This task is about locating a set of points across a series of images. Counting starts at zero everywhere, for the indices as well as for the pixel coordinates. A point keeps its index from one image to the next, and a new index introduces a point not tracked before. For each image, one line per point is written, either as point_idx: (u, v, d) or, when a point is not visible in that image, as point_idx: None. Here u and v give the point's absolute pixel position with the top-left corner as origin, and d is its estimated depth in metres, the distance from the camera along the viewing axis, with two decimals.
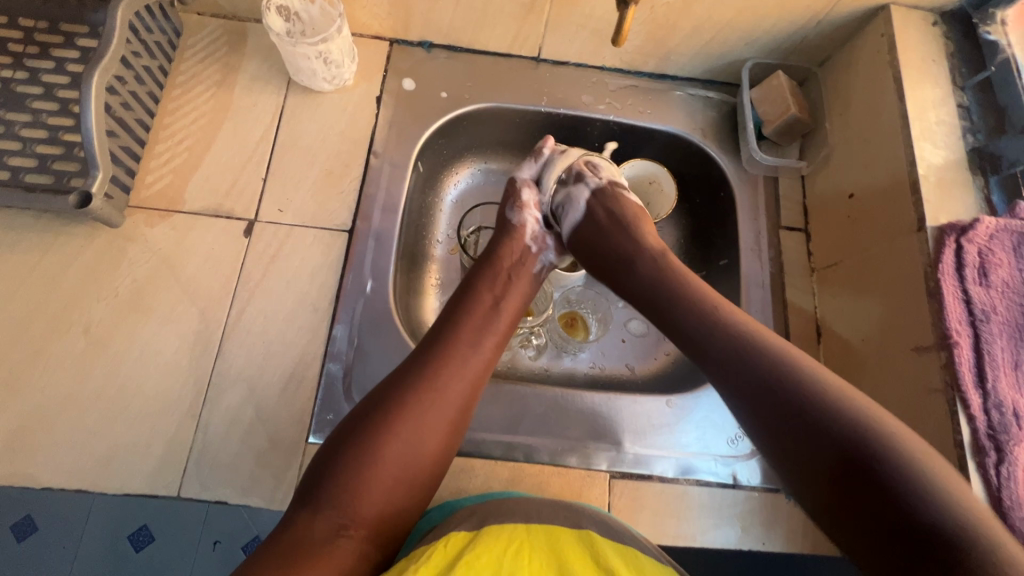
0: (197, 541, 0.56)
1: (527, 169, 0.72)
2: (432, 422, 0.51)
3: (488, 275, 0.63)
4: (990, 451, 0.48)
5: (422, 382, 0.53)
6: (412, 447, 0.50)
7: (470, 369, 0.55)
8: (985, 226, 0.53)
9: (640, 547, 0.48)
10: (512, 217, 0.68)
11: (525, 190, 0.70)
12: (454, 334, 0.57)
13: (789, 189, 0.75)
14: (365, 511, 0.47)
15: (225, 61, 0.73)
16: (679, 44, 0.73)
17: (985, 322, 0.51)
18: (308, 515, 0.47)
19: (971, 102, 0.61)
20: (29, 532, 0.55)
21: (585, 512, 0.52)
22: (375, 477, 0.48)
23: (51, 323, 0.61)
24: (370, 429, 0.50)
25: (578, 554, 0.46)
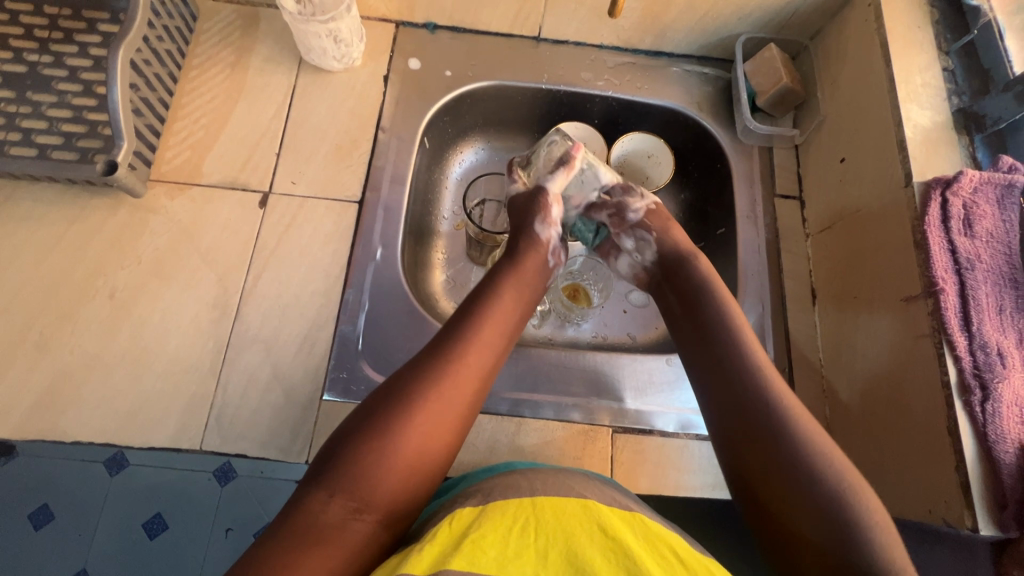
0: (210, 528, 0.58)
1: (558, 180, 0.67)
2: (447, 410, 0.50)
3: (510, 267, 0.61)
4: (976, 390, 0.49)
5: (439, 369, 0.51)
6: (428, 434, 0.48)
7: (485, 358, 0.54)
8: (969, 178, 0.55)
9: (643, 511, 0.48)
10: (538, 231, 0.64)
11: (554, 205, 0.66)
12: (468, 323, 0.55)
13: (783, 159, 0.78)
14: (379, 494, 0.45)
15: (239, 43, 0.77)
16: (674, 19, 0.76)
17: (969, 270, 0.53)
18: (321, 499, 0.44)
19: (956, 65, 0.63)
20: (46, 520, 0.57)
21: (587, 483, 0.50)
22: (392, 462, 0.46)
23: (78, 289, 0.64)
24: (386, 413, 0.48)
25: (584, 525, 0.44)
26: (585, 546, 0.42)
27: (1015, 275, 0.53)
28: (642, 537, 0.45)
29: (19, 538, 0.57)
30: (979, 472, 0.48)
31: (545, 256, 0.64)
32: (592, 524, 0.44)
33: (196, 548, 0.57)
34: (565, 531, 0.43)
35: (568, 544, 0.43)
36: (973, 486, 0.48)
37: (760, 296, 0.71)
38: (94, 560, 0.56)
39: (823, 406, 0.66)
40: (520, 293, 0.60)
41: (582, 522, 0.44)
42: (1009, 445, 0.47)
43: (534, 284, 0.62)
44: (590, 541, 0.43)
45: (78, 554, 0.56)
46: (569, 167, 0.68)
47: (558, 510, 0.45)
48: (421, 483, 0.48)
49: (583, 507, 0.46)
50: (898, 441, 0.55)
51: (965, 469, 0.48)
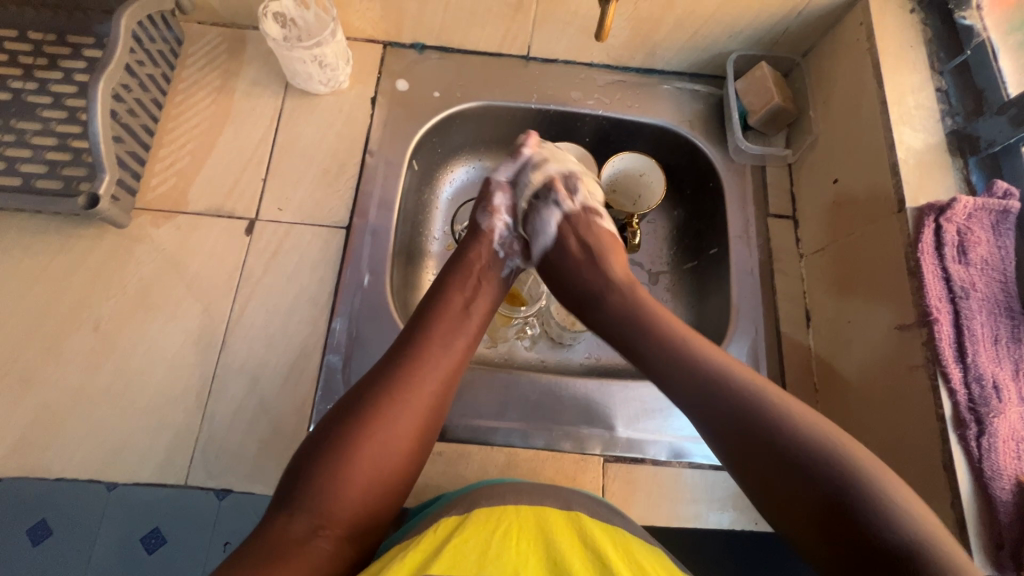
0: (208, 541, 0.57)
1: (503, 171, 0.70)
2: (406, 420, 0.51)
3: (458, 272, 0.63)
4: (971, 424, 0.48)
5: (394, 381, 0.52)
6: (388, 446, 0.50)
7: (444, 365, 0.55)
8: (962, 205, 0.53)
9: (627, 528, 0.51)
10: (481, 221, 0.67)
11: (498, 194, 0.69)
12: (426, 333, 0.57)
13: (775, 178, 0.77)
14: (340, 508, 0.47)
15: (225, 67, 0.76)
16: (664, 38, 0.75)
17: (964, 299, 0.52)
18: (283, 518, 0.46)
19: (950, 85, 0.62)
20: (44, 535, 0.56)
21: (573, 496, 0.54)
22: (353, 476, 0.48)
23: (63, 321, 0.64)
24: (344, 430, 0.50)
25: (567, 531, 0.48)
26: (566, 550, 0.46)
27: (1011, 304, 0.52)
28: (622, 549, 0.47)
29: (18, 554, 0.56)
30: (975, 509, 0.47)
31: (491, 245, 0.66)
32: (575, 531, 0.48)
33: (193, 565, 0.57)
34: (546, 534, 0.47)
35: (547, 544, 0.46)
36: (970, 525, 0.47)
37: (753, 319, 0.70)
38: None
39: None
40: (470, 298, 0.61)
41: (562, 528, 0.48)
42: (1006, 482, 0.46)
43: (486, 286, 0.63)
44: (572, 545, 0.47)
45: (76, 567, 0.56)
46: (517, 157, 0.70)
47: (542, 520, 0.48)
48: (383, 495, 0.49)
49: (567, 514, 0.50)
50: (894, 473, 0.54)
51: (960, 506, 0.47)
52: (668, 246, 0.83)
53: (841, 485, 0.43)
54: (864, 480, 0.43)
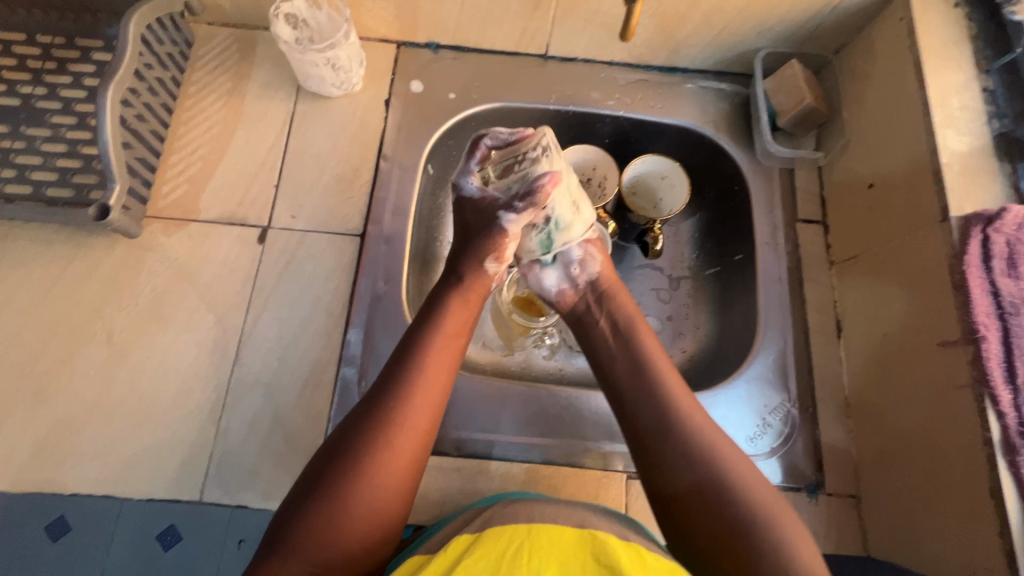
0: (223, 541, 0.57)
1: (523, 216, 0.54)
2: (394, 463, 0.48)
3: (454, 298, 0.56)
4: (1022, 449, 0.46)
5: (382, 420, 0.49)
6: (380, 489, 0.48)
7: (432, 395, 0.52)
8: (1014, 215, 0.50)
9: (648, 547, 0.48)
10: (486, 269, 0.57)
11: (513, 246, 0.56)
12: (416, 362, 0.52)
13: (805, 181, 0.74)
14: (336, 553, 0.46)
15: (236, 69, 0.74)
16: (689, 35, 0.72)
17: (1014, 316, 0.49)
18: (278, 565, 0.44)
19: (997, 85, 0.59)
20: (62, 532, 0.57)
21: (586, 512, 0.51)
22: (346, 520, 0.46)
23: (75, 332, 0.63)
24: (335, 470, 0.47)
25: (580, 551, 0.45)
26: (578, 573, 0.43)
27: None
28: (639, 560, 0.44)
29: (35, 550, 0.56)
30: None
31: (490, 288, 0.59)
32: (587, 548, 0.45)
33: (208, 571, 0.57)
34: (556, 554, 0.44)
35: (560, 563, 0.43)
36: (1020, 555, 0.44)
37: (781, 330, 0.67)
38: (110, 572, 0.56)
39: (850, 448, 0.63)
40: (460, 323, 0.56)
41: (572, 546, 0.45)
42: None
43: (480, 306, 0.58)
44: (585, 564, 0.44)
45: (93, 562, 0.56)
46: (537, 201, 0.54)
47: (553, 538, 0.45)
48: (378, 538, 0.48)
49: (581, 534, 0.47)
50: (935, 497, 0.52)
51: (1010, 536, 0.45)
52: (691, 250, 0.81)
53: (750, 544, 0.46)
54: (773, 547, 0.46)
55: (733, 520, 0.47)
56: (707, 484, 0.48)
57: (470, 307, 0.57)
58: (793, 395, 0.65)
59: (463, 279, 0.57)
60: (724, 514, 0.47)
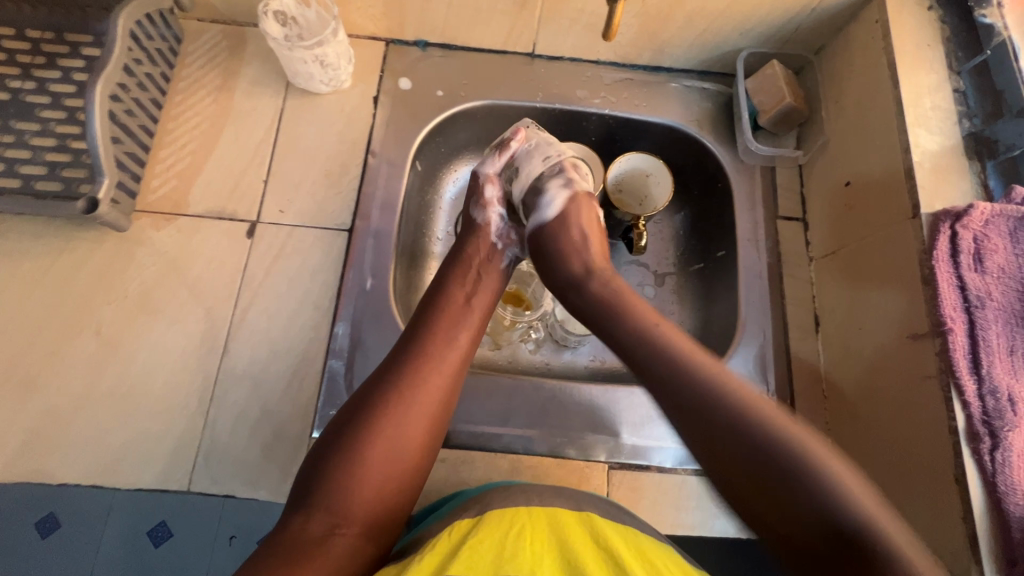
0: (214, 538, 0.58)
1: (490, 163, 0.68)
2: (413, 421, 0.52)
3: (459, 270, 0.63)
4: (984, 437, 0.47)
5: (399, 380, 0.53)
6: (397, 447, 0.51)
7: (450, 359, 0.56)
8: (980, 211, 0.52)
9: (640, 528, 0.51)
10: (477, 216, 0.67)
11: (488, 186, 0.68)
12: (432, 328, 0.57)
13: (786, 179, 0.75)
14: (356, 507, 0.49)
15: (226, 65, 0.75)
16: (673, 35, 0.73)
17: (979, 309, 0.51)
18: (302, 518, 0.48)
19: (968, 86, 0.60)
20: (52, 529, 0.57)
21: (584, 497, 0.54)
22: (365, 476, 0.49)
23: (63, 325, 0.63)
24: (353, 430, 0.51)
25: (580, 534, 0.48)
26: (580, 554, 0.46)
27: None
28: (635, 549, 0.48)
29: (27, 547, 0.57)
30: (988, 525, 0.46)
31: (489, 239, 0.66)
32: (586, 531, 0.49)
33: (199, 566, 0.57)
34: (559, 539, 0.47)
35: (563, 547, 0.46)
36: (981, 539, 0.46)
37: (761, 324, 0.69)
38: (102, 569, 0.57)
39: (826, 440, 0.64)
40: (472, 292, 0.62)
41: (573, 529, 0.48)
42: (1020, 497, 0.45)
43: (490, 277, 0.64)
44: (586, 548, 0.47)
45: (86, 560, 0.57)
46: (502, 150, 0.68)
47: (555, 524, 0.48)
48: (399, 493, 0.51)
49: (579, 519, 0.50)
50: (905, 485, 0.54)
51: (973, 521, 0.47)
52: (675, 247, 0.82)
53: (809, 483, 0.42)
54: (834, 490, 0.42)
55: (769, 451, 0.44)
56: (734, 424, 0.46)
57: (478, 274, 0.63)
58: (771, 388, 0.66)
59: (466, 247, 0.65)
60: (744, 446, 0.45)
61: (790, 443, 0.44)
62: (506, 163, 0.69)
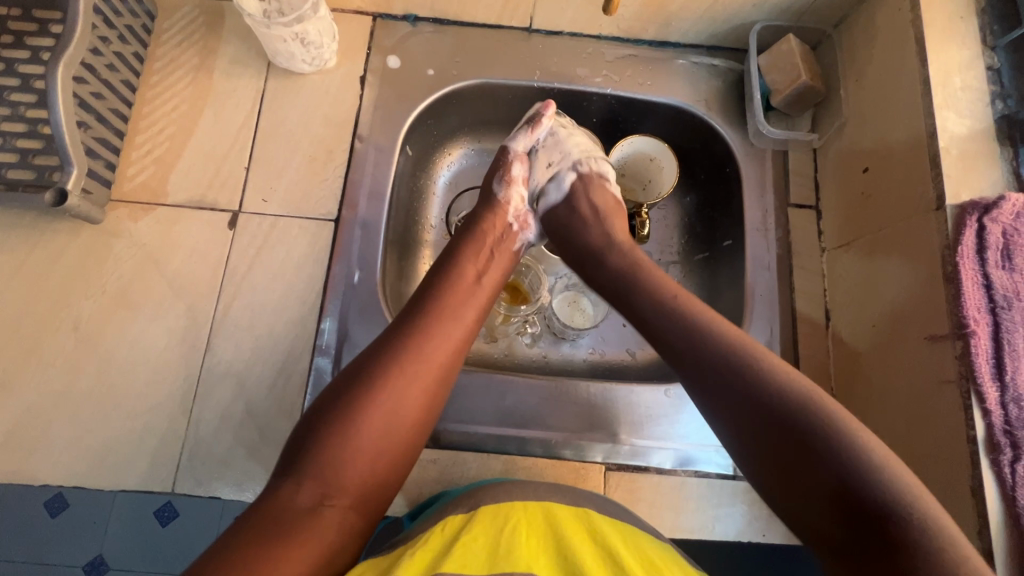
0: (219, 518, 0.57)
1: (519, 140, 0.65)
2: (413, 395, 0.49)
3: (469, 244, 0.60)
4: (1006, 449, 0.45)
5: (403, 351, 0.50)
6: (395, 421, 0.48)
7: (455, 334, 0.53)
8: (1012, 203, 0.48)
9: (636, 523, 0.49)
10: (497, 192, 0.64)
11: (516, 163, 0.65)
12: (438, 300, 0.54)
13: (799, 163, 0.71)
14: (347, 479, 0.45)
15: (203, 43, 0.70)
16: (680, 8, 0.68)
17: (1006, 310, 0.47)
18: (290, 488, 0.44)
19: (1003, 63, 0.55)
20: (60, 509, 0.57)
21: (581, 492, 0.51)
22: (358, 449, 0.46)
23: (40, 322, 0.61)
24: (349, 401, 0.47)
25: (578, 530, 0.46)
26: (579, 551, 0.43)
27: None
28: (632, 545, 0.45)
29: (37, 526, 0.57)
30: (1003, 538, 0.44)
31: (506, 218, 0.63)
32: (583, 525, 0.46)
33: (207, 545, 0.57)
34: (557, 536, 0.44)
35: (561, 544, 0.44)
36: (997, 554, 0.44)
37: (769, 319, 0.65)
38: (112, 549, 0.57)
39: None
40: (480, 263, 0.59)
41: (571, 522, 0.46)
42: None
43: (496, 250, 0.61)
44: (584, 543, 0.44)
45: (95, 541, 0.57)
46: (535, 124, 0.65)
47: (552, 519, 0.46)
48: (390, 470, 0.48)
49: (580, 515, 0.47)
50: None
51: (988, 535, 0.44)
52: (679, 235, 0.78)
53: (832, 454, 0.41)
54: (853, 453, 0.41)
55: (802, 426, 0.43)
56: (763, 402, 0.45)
57: (490, 253, 0.60)
58: None
59: (479, 223, 0.62)
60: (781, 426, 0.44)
61: (818, 406, 0.43)
62: (535, 142, 0.66)
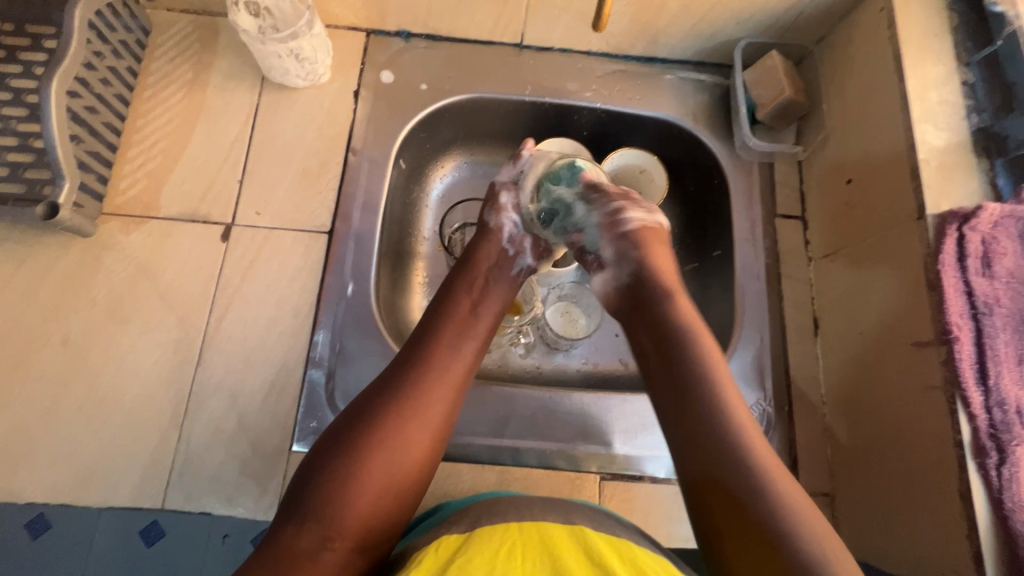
0: (207, 535, 0.56)
1: (504, 172, 0.66)
2: (413, 433, 0.49)
3: (464, 278, 0.60)
4: (991, 452, 0.45)
5: (400, 390, 0.51)
6: (396, 459, 0.48)
7: (454, 370, 0.53)
8: (989, 213, 0.49)
9: (631, 538, 0.48)
10: (487, 221, 0.64)
11: (503, 193, 0.65)
12: (433, 337, 0.55)
13: (784, 175, 0.72)
14: (349, 521, 0.45)
15: (197, 58, 0.71)
16: (667, 24, 0.69)
17: (988, 316, 0.48)
18: (292, 531, 0.45)
19: (977, 79, 0.57)
20: (43, 530, 0.55)
21: (575, 507, 0.50)
22: (359, 488, 0.46)
23: (28, 336, 0.60)
24: (350, 440, 0.48)
25: (573, 549, 0.44)
26: (571, 563, 0.43)
27: None
28: (628, 562, 0.44)
29: (15, 549, 0.55)
30: (993, 542, 0.45)
31: (498, 245, 0.63)
32: (578, 546, 0.45)
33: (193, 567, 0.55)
34: (550, 550, 0.44)
35: (554, 557, 0.43)
36: (986, 557, 0.44)
37: (759, 328, 0.66)
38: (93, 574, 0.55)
39: (825, 448, 0.62)
40: (479, 299, 0.59)
41: (567, 542, 0.45)
42: None
43: (496, 286, 0.61)
44: (580, 564, 0.43)
45: (76, 562, 0.55)
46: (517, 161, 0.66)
47: (547, 536, 0.45)
48: (394, 508, 0.47)
49: (571, 530, 0.46)
50: (908, 497, 0.52)
51: (977, 538, 0.45)
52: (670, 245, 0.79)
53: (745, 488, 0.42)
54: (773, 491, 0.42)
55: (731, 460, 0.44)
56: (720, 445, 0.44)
57: (486, 283, 0.60)
58: (769, 394, 0.64)
59: (474, 252, 0.62)
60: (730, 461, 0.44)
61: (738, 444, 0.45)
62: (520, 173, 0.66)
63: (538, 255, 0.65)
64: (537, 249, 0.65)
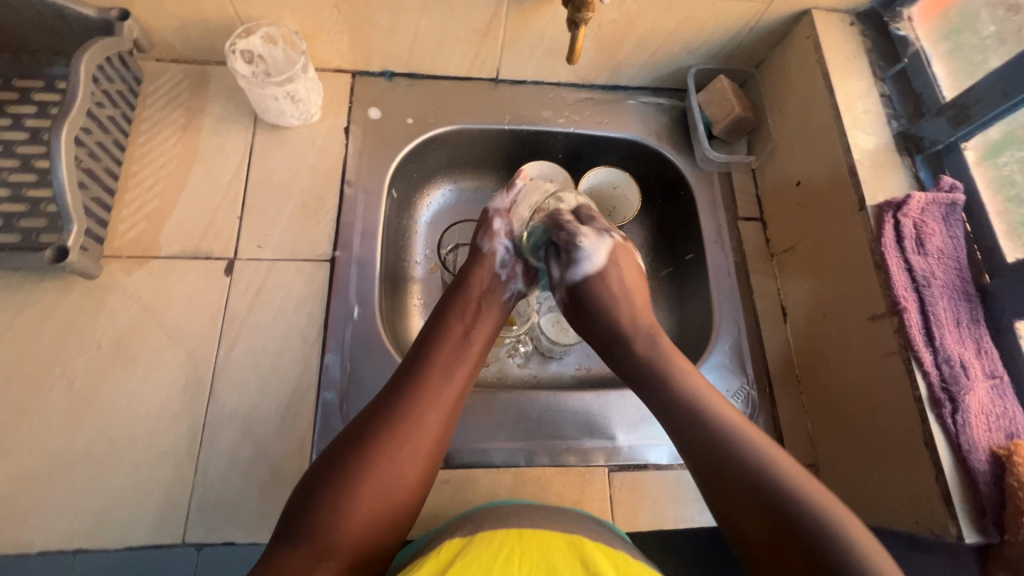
0: None
1: (498, 199, 0.70)
2: (411, 454, 0.52)
3: (457, 305, 0.64)
4: (945, 402, 0.52)
5: (400, 412, 0.54)
6: (391, 479, 0.51)
7: (449, 394, 0.57)
8: (917, 201, 0.58)
9: (627, 550, 0.50)
10: (482, 246, 0.68)
11: (497, 220, 0.69)
12: (430, 361, 0.58)
13: (741, 182, 0.81)
14: (342, 539, 0.48)
15: (189, 104, 0.74)
16: (627, 56, 0.78)
17: (927, 287, 0.56)
18: (286, 550, 0.46)
19: (892, 90, 0.68)
20: None
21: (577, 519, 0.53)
22: (355, 507, 0.49)
23: (29, 382, 0.60)
24: (355, 458, 0.51)
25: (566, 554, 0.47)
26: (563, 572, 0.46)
27: (967, 288, 0.57)
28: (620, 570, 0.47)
29: None
30: (958, 482, 0.51)
31: (490, 269, 0.67)
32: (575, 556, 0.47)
33: None
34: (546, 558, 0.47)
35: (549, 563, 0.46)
36: (954, 497, 0.51)
37: (734, 319, 0.73)
38: None
39: (805, 422, 0.68)
40: (470, 324, 0.63)
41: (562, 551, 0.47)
42: (981, 453, 0.50)
43: (484, 311, 0.65)
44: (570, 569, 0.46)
45: None
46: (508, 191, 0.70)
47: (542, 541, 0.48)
48: (387, 526, 0.50)
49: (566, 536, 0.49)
50: (881, 452, 0.58)
51: (944, 480, 0.51)
52: (646, 254, 0.87)
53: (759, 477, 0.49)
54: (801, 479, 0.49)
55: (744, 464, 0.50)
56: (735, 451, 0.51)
57: (478, 308, 0.65)
58: (751, 378, 0.70)
59: (468, 277, 0.66)
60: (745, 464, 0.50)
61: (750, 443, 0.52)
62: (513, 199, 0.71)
63: (529, 280, 0.70)
64: (528, 274, 0.70)
